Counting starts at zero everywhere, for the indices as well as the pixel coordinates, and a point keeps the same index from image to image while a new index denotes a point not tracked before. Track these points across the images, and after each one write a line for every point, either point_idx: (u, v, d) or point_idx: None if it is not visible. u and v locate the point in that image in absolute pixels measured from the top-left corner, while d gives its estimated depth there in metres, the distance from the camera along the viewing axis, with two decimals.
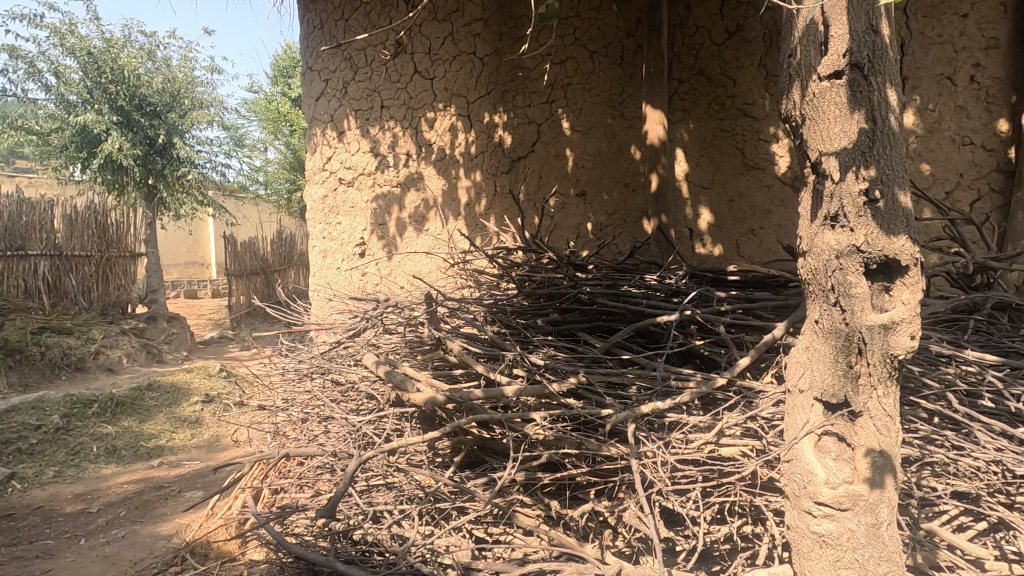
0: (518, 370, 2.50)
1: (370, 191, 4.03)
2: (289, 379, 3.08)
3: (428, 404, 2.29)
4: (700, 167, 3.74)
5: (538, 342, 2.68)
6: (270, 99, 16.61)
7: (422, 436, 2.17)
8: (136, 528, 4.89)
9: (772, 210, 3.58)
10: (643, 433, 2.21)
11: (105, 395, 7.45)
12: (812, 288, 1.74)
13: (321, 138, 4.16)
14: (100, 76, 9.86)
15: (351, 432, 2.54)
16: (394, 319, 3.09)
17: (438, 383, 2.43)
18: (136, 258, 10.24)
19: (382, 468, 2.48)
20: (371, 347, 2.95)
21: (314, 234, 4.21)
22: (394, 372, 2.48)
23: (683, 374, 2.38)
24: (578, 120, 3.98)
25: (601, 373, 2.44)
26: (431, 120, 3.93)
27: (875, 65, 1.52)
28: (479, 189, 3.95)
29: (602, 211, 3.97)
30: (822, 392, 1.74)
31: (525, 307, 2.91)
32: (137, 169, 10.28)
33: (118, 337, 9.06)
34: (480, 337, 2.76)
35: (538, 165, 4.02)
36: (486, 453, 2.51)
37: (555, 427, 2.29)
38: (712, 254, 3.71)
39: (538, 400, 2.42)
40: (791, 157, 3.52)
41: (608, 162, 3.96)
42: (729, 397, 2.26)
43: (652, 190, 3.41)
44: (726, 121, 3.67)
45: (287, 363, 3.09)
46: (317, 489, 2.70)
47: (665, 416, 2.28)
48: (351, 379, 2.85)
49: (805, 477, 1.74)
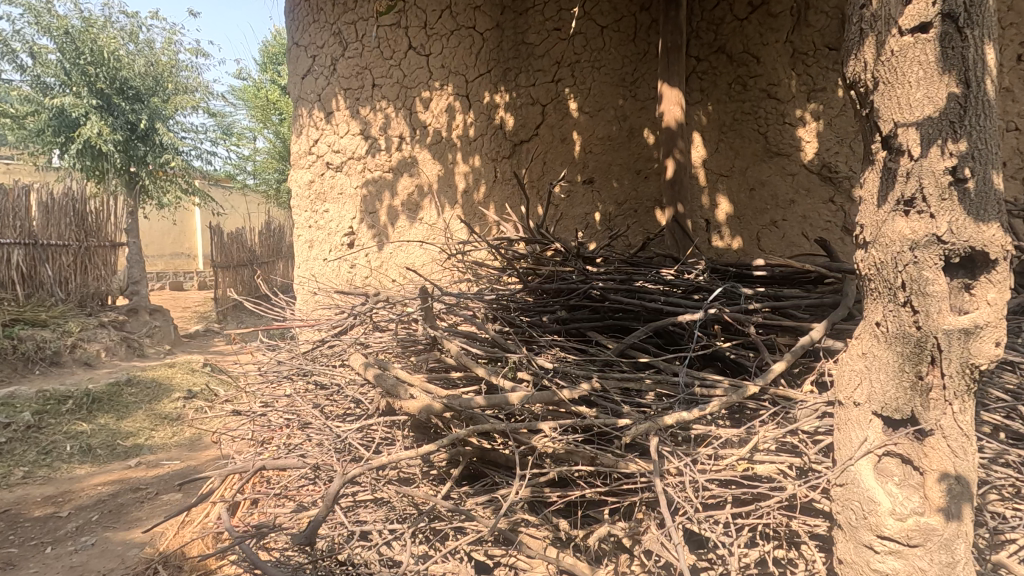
0: (523, 374, 2.25)
1: (360, 177, 3.75)
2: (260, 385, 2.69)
3: (424, 413, 2.04)
4: (718, 153, 3.50)
5: (544, 343, 2.42)
6: (259, 87, 16.06)
7: (414, 451, 1.92)
8: (109, 535, 4.59)
9: (796, 199, 3.31)
10: (668, 448, 1.94)
11: (80, 391, 7.11)
12: (874, 286, 1.51)
13: (307, 119, 3.85)
14: (78, 58, 9.39)
15: (333, 441, 2.24)
16: (385, 315, 2.81)
17: (433, 388, 2.18)
18: (116, 248, 9.84)
19: (370, 483, 2.21)
20: (359, 345, 2.66)
21: (299, 222, 3.91)
22: (385, 375, 2.21)
23: (708, 381, 2.14)
24: (587, 101, 3.70)
25: (617, 379, 2.17)
26: (426, 101, 3.64)
27: (972, 15, 1.26)
28: (478, 175, 3.68)
29: (611, 200, 3.70)
30: (884, 406, 1.52)
31: (530, 304, 2.66)
32: (117, 155, 9.87)
33: (96, 331, 8.69)
34: (481, 337, 2.49)
35: (543, 149, 3.75)
36: (488, 467, 2.27)
37: (566, 439, 2.04)
38: (730, 247, 3.47)
39: (546, 408, 2.18)
40: (819, 143, 3.26)
41: (618, 147, 3.70)
42: (762, 407, 2.01)
43: (667, 176, 3.11)
44: (748, 103, 3.40)
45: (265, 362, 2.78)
46: (298, 502, 2.43)
47: (691, 428, 2.02)
48: (340, 384, 2.48)
49: (865, 505, 1.50)
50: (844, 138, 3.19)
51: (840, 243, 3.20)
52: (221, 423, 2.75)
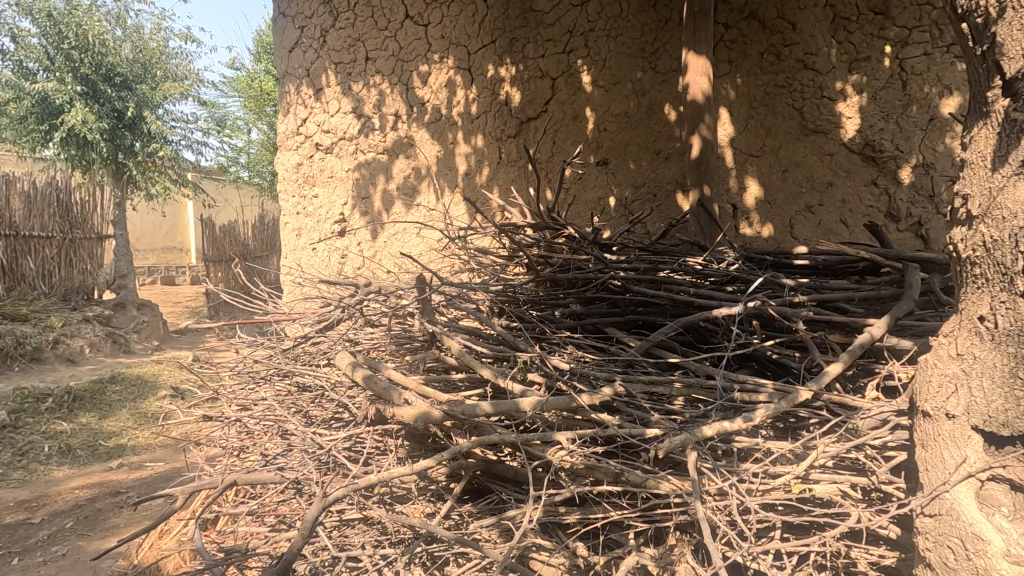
0: (534, 376, 1.95)
1: (352, 159, 3.50)
2: (230, 389, 2.36)
3: (420, 422, 1.76)
4: (748, 130, 3.20)
5: (558, 340, 2.12)
6: (253, 76, 15.62)
7: (409, 468, 1.62)
8: (82, 544, 4.30)
9: (835, 182, 3.07)
10: (707, 465, 1.65)
11: (61, 389, 6.79)
12: (981, 271, 1.23)
13: (295, 96, 3.56)
14: (62, 42, 9.00)
15: (314, 452, 1.95)
16: (377, 309, 2.52)
17: (432, 392, 1.89)
18: (102, 240, 9.48)
19: (356, 501, 1.93)
20: (347, 342, 2.36)
21: (285, 209, 3.61)
22: (375, 377, 1.93)
23: (749, 385, 1.85)
24: (602, 74, 3.39)
25: (644, 384, 1.88)
26: (424, 75, 3.38)
27: None
28: (481, 156, 3.39)
29: (627, 183, 3.39)
30: (987, 420, 1.24)
31: (541, 297, 2.36)
32: (103, 144, 9.48)
33: (80, 326, 8.34)
34: (486, 333, 2.19)
35: (552, 128, 3.43)
36: (494, 482, 1.99)
37: (585, 452, 1.74)
38: (760, 235, 3.19)
39: (563, 416, 1.89)
40: (861, 119, 3.03)
41: (636, 125, 3.38)
42: (817, 416, 1.72)
43: (692, 156, 2.79)
44: (782, 75, 3.13)
45: (238, 360, 2.49)
46: (277, 518, 2.14)
47: (733, 441, 1.72)
48: (323, 385, 2.18)
49: (966, 542, 1.22)
50: (891, 114, 2.99)
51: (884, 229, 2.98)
52: (189, 430, 2.45)
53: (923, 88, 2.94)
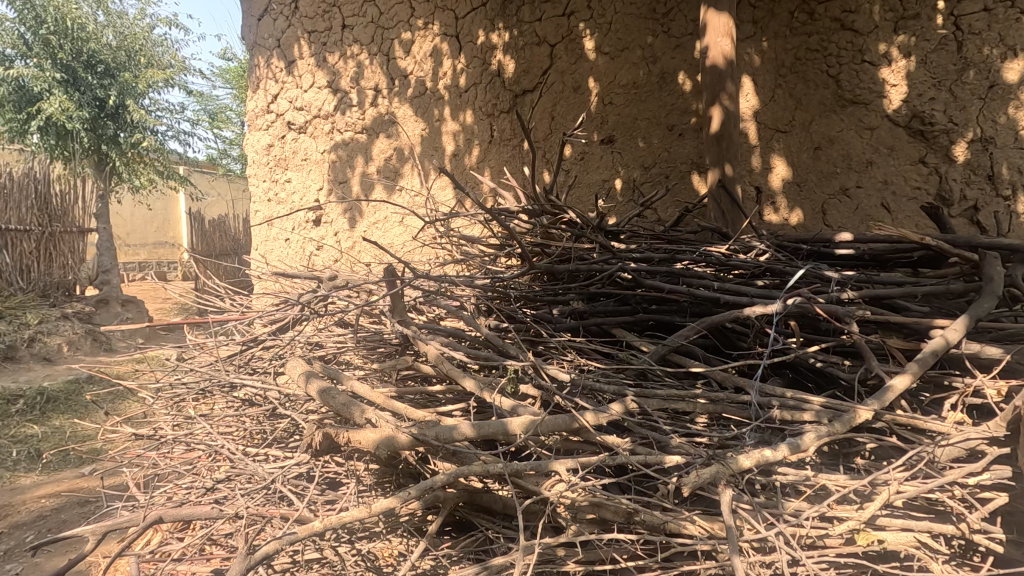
0: (527, 389, 1.60)
1: (327, 139, 3.16)
2: (168, 400, 2.01)
3: (383, 449, 1.41)
4: (774, 101, 2.88)
5: (556, 345, 1.77)
6: (245, 66, 15.18)
7: (367, 509, 1.27)
8: (40, 561, 3.93)
9: (875, 160, 2.76)
10: (745, 506, 1.30)
11: (34, 390, 6.41)
12: None
13: (264, 70, 3.22)
14: (39, 27, 8.56)
15: (260, 479, 1.62)
16: (345, 306, 2.19)
17: (401, 409, 1.54)
18: (84, 234, 9.12)
19: (311, 540, 1.59)
20: (308, 345, 2.04)
21: (255, 195, 3.28)
22: (332, 389, 1.58)
23: (790, 402, 1.50)
24: (607, 39, 2.99)
25: (660, 400, 1.53)
26: (407, 44, 3.06)
27: None
28: (471, 134, 3.05)
29: (636, 163, 3.01)
30: None
31: (537, 293, 2.01)
32: (84, 133, 9.04)
33: (57, 323, 7.90)
34: (470, 336, 1.84)
35: (551, 101, 3.06)
36: (479, 518, 1.64)
37: (590, 486, 1.39)
38: (788, 222, 2.88)
39: (562, 439, 1.54)
40: (907, 87, 2.71)
41: (646, 96, 2.98)
42: (880, 442, 1.38)
43: (712, 130, 2.43)
44: (815, 37, 2.82)
45: (164, 368, 2.06)
46: (220, 554, 1.80)
47: (776, 473, 1.37)
48: (275, 397, 1.84)
49: None
50: (943, 81, 2.65)
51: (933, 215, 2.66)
52: (114, 450, 2.06)
53: (982, 50, 2.59)
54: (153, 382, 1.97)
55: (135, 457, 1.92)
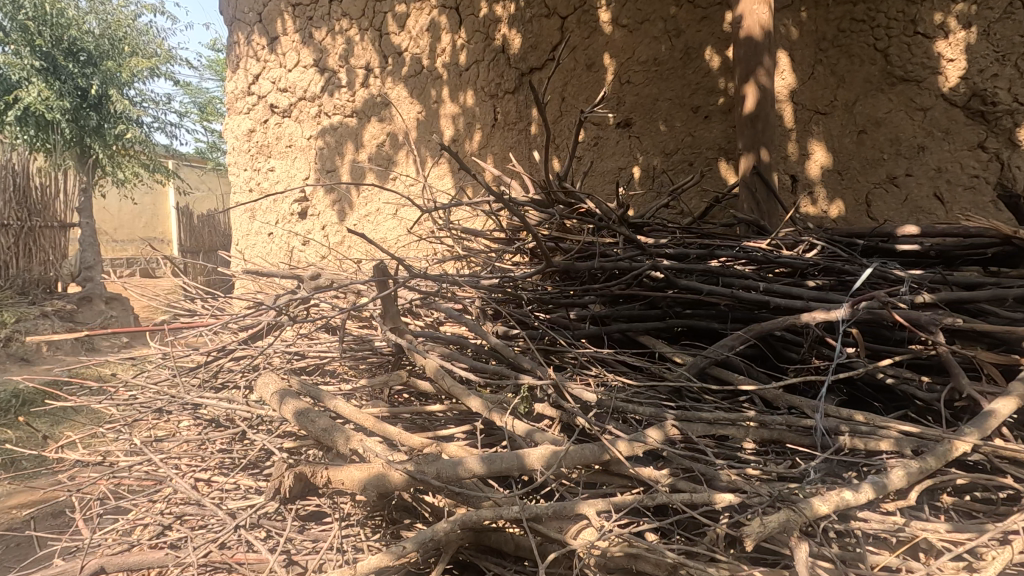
0: (543, 409, 1.34)
1: (314, 124, 2.89)
2: (124, 417, 1.74)
3: (371, 489, 1.15)
4: (812, 79, 2.64)
5: (577, 358, 1.50)
6: None
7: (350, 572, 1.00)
8: None
9: (926, 145, 2.53)
10: (823, 562, 1.04)
11: (8, 392, 6.01)
12: None
13: (245, 48, 2.95)
14: (17, 12, 8.09)
15: (225, 518, 1.35)
16: (329, 309, 1.92)
17: (393, 437, 1.27)
18: (67, 229, 8.76)
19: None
20: (288, 354, 1.77)
21: (236, 185, 3.01)
22: (310, 411, 1.32)
23: (863, 427, 1.24)
24: (625, 10, 2.71)
25: (705, 425, 1.27)
26: (401, 18, 2.79)
27: None
28: (472, 117, 2.79)
29: (656, 149, 2.76)
30: None
31: (550, 294, 1.75)
32: (66, 124, 8.57)
33: (36, 321, 7.52)
34: (473, 345, 1.57)
35: (562, 80, 2.80)
36: (486, 564, 1.37)
37: (626, 533, 1.13)
38: (828, 215, 2.64)
39: (587, 472, 1.27)
40: (967, 61, 2.49)
41: (670, 75, 2.73)
42: (981, 480, 1.12)
43: (747, 109, 2.17)
44: (861, 6, 2.57)
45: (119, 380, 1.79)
46: None
47: (855, 517, 1.11)
48: (245, 416, 1.58)
49: None
50: (1007, 54, 2.44)
51: (994, 205, 2.43)
52: (63, 475, 1.79)
53: None
54: (103, 398, 1.70)
55: (84, 485, 1.65)
